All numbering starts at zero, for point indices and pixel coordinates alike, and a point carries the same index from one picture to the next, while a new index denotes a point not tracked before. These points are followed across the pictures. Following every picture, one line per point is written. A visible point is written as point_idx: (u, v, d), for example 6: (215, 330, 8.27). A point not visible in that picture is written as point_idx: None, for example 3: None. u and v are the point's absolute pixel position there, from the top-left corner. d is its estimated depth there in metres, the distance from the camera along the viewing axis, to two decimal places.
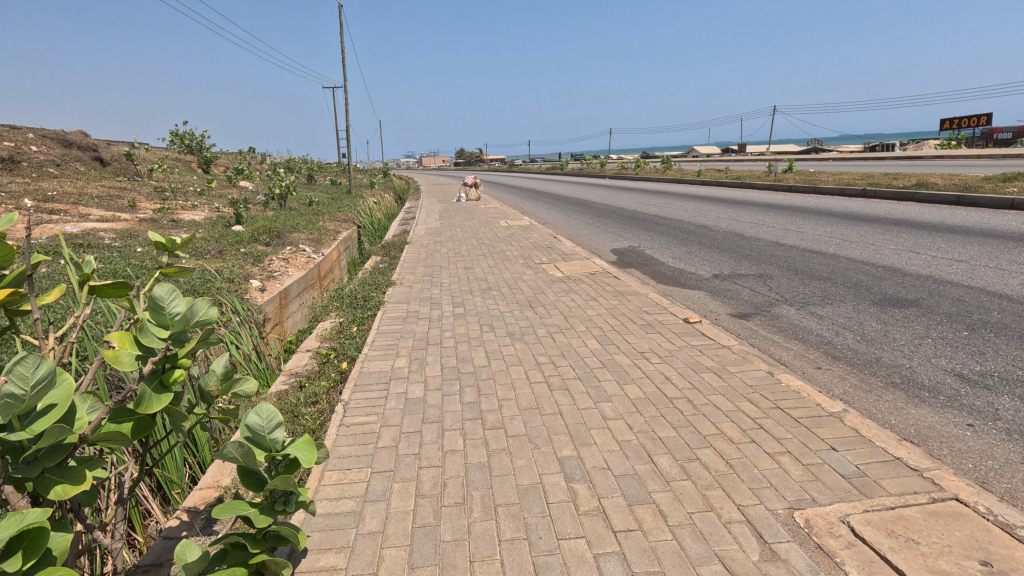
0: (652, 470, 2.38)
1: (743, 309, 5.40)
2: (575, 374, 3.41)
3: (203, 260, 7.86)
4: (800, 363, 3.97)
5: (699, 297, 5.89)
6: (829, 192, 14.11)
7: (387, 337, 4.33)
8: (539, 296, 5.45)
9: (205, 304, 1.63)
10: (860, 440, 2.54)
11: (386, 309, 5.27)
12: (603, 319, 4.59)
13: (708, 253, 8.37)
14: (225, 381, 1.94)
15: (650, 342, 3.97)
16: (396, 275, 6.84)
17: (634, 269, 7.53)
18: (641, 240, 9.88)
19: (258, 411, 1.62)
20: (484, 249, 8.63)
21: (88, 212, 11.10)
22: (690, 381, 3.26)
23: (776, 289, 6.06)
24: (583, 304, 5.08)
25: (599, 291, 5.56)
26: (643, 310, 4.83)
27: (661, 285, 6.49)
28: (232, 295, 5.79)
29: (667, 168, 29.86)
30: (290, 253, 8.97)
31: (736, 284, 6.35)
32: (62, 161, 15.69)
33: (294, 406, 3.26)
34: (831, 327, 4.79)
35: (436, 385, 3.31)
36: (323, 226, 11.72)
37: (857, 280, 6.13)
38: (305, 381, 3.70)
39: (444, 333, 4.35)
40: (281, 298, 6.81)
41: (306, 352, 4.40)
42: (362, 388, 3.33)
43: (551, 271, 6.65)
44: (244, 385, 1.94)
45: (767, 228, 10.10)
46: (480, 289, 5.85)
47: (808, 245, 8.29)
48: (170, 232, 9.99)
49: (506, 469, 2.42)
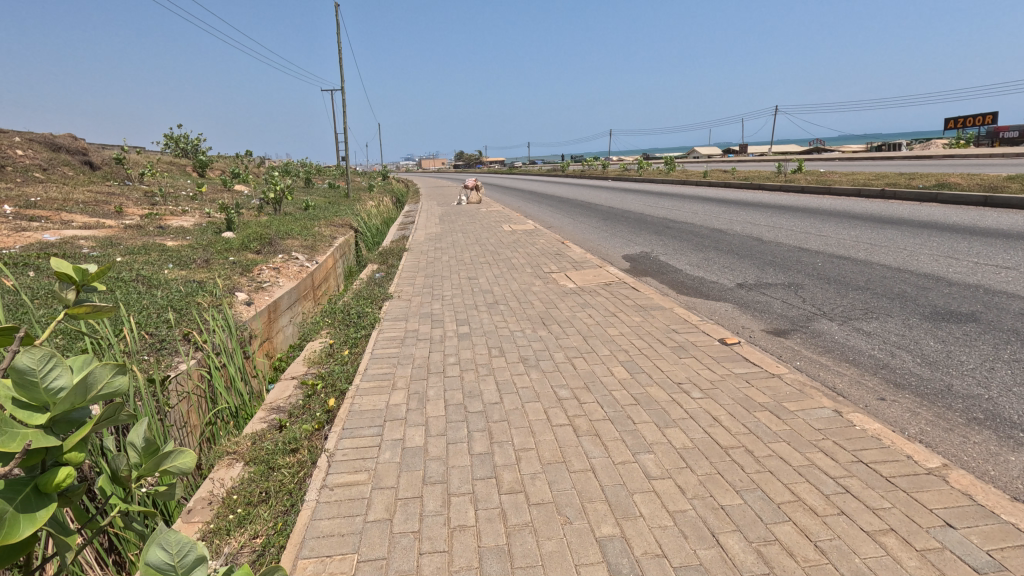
0: (721, 558, 1.84)
1: (779, 326, 4.87)
2: (605, 415, 2.85)
3: (188, 270, 7.32)
4: (861, 394, 3.42)
5: (727, 311, 5.37)
6: (845, 192, 13.57)
7: (383, 364, 3.78)
8: (551, 312, 4.90)
9: (109, 371, 0.99)
10: (981, 512, 1.99)
11: (382, 326, 4.73)
12: (628, 340, 4.04)
13: (727, 259, 7.84)
14: (152, 456, 1.35)
15: (686, 370, 3.42)
16: (392, 286, 6.31)
17: (650, 277, 7.00)
18: (654, 245, 9.37)
19: (161, 541, 0.86)
20: (488, 256, 8.10)
21: (70, 218, 10.58)
22: (744, 425, 2.71)
23: (810, 300, 5.54)
24: (603, 321, 4.53)
25: (619, 305, 5.01)
26: (671, 329, 4.27)
27: (683, 297, 5.96)
28: (212, 312, 5.26)
29: (671, 169, 29.32)
30: (281, 262, 8.43)
31: (766, 295, 5.83)
32: (49, 165, 15.20)
33: (269, 458, 2.72)
34: (884, 346, 4.24)
35: (439, 430, 2.76)
36: (318, 232, 11.21)
37: (899, 290, 5.58)
38: (286, 422, 3.16)
39: (448, 358, 3.81)
40: (270, 312, 6.29)
41: (291, 380, 3.87)
42: (351, 434, 2.78)
43: (562, 282, 6.13)
44: (178, 459, 1.33)
45: (786, 231, 9.58)
46: (486, 303, 5.31)
47: (836, 250, 7.75)
48: (156, 240, 9.48)
49: (532, 557, 1.87)
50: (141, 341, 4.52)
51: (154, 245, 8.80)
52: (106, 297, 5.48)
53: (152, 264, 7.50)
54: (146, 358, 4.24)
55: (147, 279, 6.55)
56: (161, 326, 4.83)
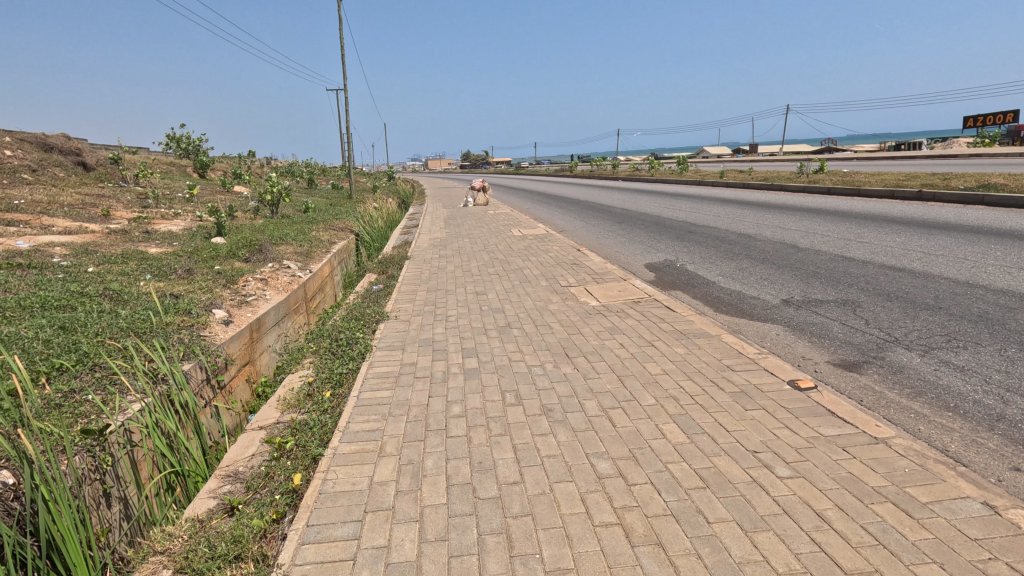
0: None
1: (846, 356, 4.09)
2: (665, 508, 2.09)
3: (166, 282, 6.60)
4: (987, 463, 2.61)
5: (778, 336, 4.61)
6: (878, 194, 12.69)
7: (370, 415, 3.02)
8: (575, 339, 4.13)
9: None
10: None
11: (373, 357, 3.98)
12: (675, 383, 3.26)
13: (764, 270, 7.04)
14: None
15: (759, 433, 2.63)
16: (389, 303, 5.56)
17: (681, 292, 6.22)
18: (678, 252, 8.61)
19: None
20: (497, 266, 7.35)
21: (52, 223, 9.93)
22: (867, 529, 1.93)
23: (874, 322, 4.76)
24: (638, 354, 3.75)
25: (655, 332, 4.22)
26: (725, 367, 3.49)
27: (723, 317, 5.21)
28: (177, 342, 4.61)
29: (684, 170, 28.27)
30: (270, 272, 7.70)
31: (819, 315, 5.06)
32: (39, 166, 14.54)
33: (202, 571, 1.96)
34: (988, 386, 3.45)
35: (439, 533, 2.01)
36: (315, 236, 10.54)
37: (978, 310, 4.79)
38: (238, 502, 2.43)
39: (452, 405, 3.05)
40: (251, 331, 5.58)
41: (258, 432, 3.19)
42: (317, 537, 2.01)
43: (583, 298, 5.37)
44: None
45: (823, 237, 8.77)
46: (496, 327, 4.55)
47: (887, 260, 6.92)
48: (139, 246, 8.79)
49: None
50: (87, 376, 3.84)
51: (134, 252, 8.10)
52: (61, 318, 4.78)
53: (127, 275, 6.79)
54: (89, 400, 3.56)
55: (115, 294, 5.84)
56: (117, 356, 4.13)
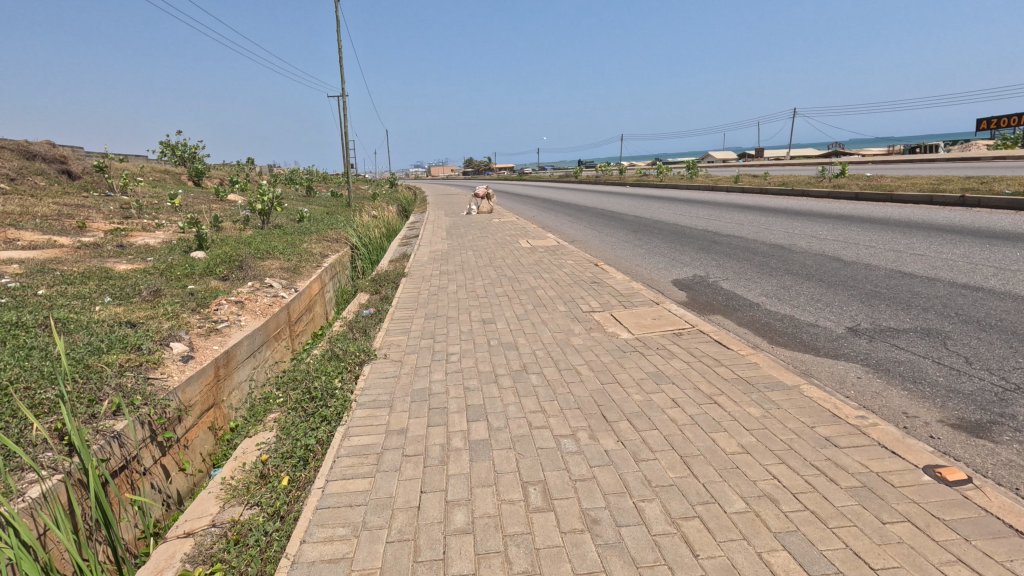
0: None
1: (966, 414, 3.16)
2: None
3: (125, 307, 5.71)
4: None
5: (861, 380, 3.69)
6: (915, 199, 11.73)
7: (334, 528, 2.09)
8: (613, 391, 3.21)
9: None
10: None
11: (352, 418, 3.07)
12: (766, 471, 2.32)
13: (812, 288, 6.13)
14: None
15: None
16: (379, 334, 4.65)
17: (722, 317, 5.31)
18: (707, 266, 7.69)
19: None
20: (507, 284, 6.46)
21: (18, 236, 9.05)
22: None
23: (980, 362, 3.82)
24: (701, 418, 2.82)
25: (713, 382, 3.30)
26: (826, 442, 2.55)
27: (785, 353, 4.28)
28: (113, 391, 3.71)
29: (694, 176, 27.29)
30: (249, 291, 6.81)
31: (904, 351, 4.13)
32: (19, 173, 13.69)
33: None
34: None
35: None
36: (306, 249, 9.69)
37: None
38: None
39: (452, 513, 2.12)
40: (214, 368, 4.68)
41: (182, 543, 2.26)
42: None
43: (612, 330, 4.45)
44: None
45: (868, 249, 7.85)
46: (511, 371, 3.63)
47: (955, 276, 6.01)
48: (107, 262, 7.90)
49: None
50: None
51: (98, 269, 7.21)
52: None
53: (82, 298, 5.91)
54: None
55: (58, 324, 4.93)
56: (25, 418, 3.18)
